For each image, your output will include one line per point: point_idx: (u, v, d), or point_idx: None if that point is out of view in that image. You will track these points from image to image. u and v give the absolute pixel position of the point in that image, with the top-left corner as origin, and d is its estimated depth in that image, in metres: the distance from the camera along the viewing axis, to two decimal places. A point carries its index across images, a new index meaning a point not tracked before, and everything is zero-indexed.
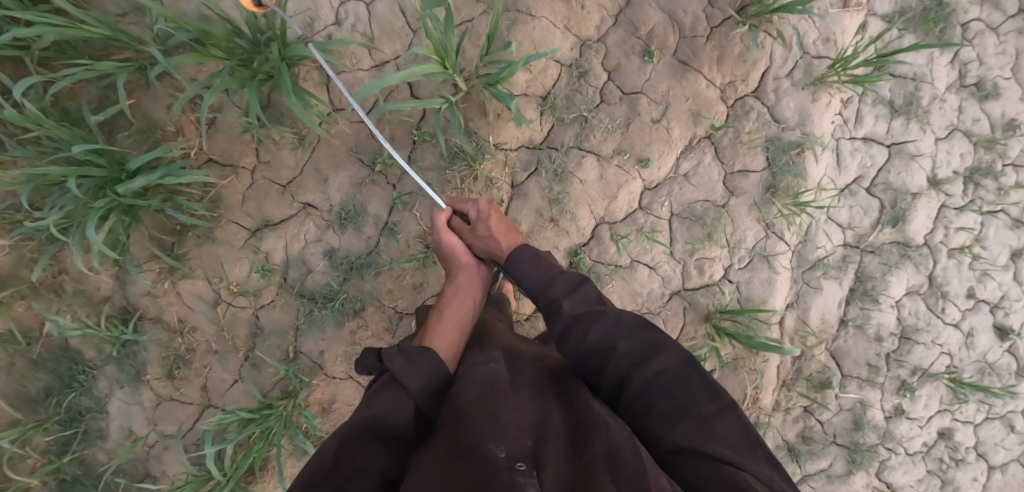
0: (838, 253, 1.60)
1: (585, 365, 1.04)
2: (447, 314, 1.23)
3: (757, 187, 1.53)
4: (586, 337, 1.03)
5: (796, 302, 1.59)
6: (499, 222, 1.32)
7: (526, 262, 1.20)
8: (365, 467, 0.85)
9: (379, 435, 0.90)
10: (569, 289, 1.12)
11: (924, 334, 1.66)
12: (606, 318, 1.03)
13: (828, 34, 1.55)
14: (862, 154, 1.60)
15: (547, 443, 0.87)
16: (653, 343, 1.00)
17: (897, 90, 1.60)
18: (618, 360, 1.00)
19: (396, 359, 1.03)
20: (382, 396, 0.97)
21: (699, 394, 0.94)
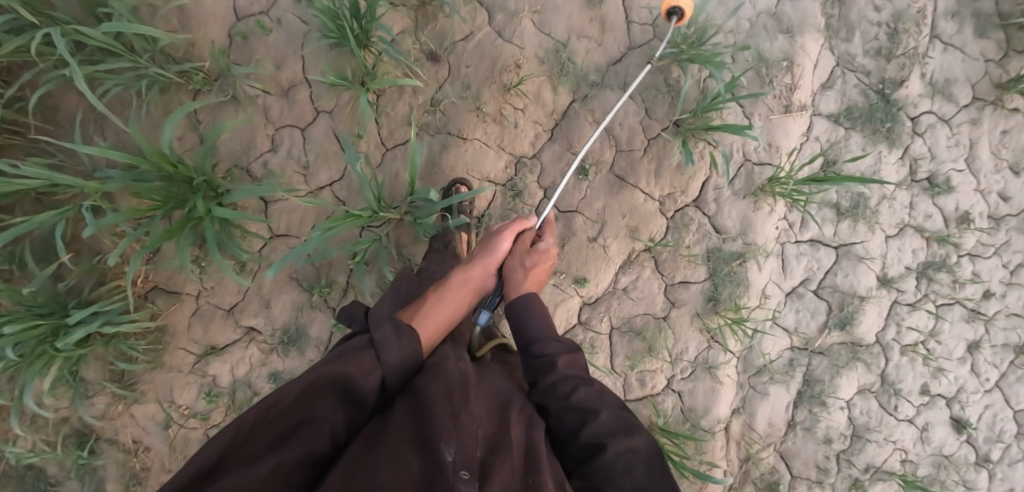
0: (784, 357, 1.59)
1: (561, 420, 1.04)
2: (442, 302, 1.16)
3: (698, 298, 1.53)
4: (571, 395, 1.04)
5: (742, 407, 1.59)
6: (541, 270, 1.25)
7: (537, 311, 1.17)
8: (319, 421, 0.86)
9: (341, 396, 0.91)
10: (565, 350, 1.12)
11: (877, 431, 1.64)
12: (595, 387, 1.06)
13: (771, 141, 1.53)
14: (808, 258, 1.58)
15: (499, 456, 0.87)
16: (628, 423, 1.03)
17: (843, 191, 1.58)
18: (592, 427, 1.01)
19: (384, 328, 1.03)
20: (357, 360, 0.96)
21: (665, 483, 0.95)
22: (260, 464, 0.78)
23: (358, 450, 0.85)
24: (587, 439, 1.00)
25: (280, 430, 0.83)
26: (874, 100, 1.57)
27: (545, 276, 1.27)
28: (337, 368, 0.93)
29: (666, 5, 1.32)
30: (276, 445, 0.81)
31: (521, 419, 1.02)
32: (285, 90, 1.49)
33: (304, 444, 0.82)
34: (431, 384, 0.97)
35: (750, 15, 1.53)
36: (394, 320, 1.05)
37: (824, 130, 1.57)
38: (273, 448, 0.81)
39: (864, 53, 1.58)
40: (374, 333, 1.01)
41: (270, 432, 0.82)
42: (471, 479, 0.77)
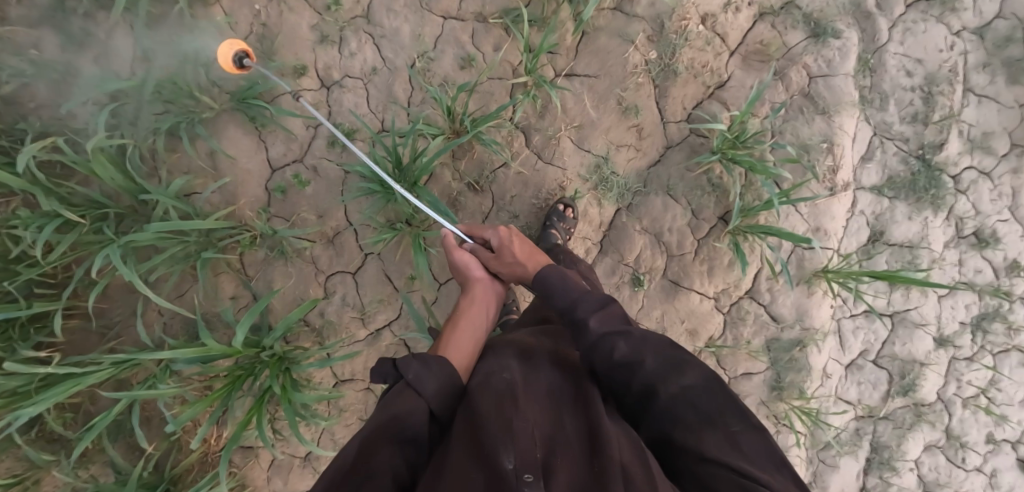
0: (850, 428, 1.61)
1: (613, 380, 0.99)
2: (462, 326, 1.18)
3: (762, 387, 1.55)
4: (612, 353, 0.98)
5: (814, 481, 1.62)
6: (522, 243, 1.29)
7: (547, 288, 1.18)
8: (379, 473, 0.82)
9: (395, 439, 0.87)
10: (596, 309, 1.07)
11: (947, 485, 1.66)
12: (634, 337, 0.99)
13: (818, 224, 1.54)
14: (865, 330, 1.59)
15: (559, 455, 0.83)
16: (678, 358, 0.96)
17: (894, 261, 1.58)
18: (644, 374, 0.95)
19: (411, 364, 0.96)
20: (398, 401, 0.91)
21: (727, 410, 0.90)
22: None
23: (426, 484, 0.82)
24: (641, 388, 0.96)
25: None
26: (913, 167, 1.58)
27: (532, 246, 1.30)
28: (382, 413, 0.88)
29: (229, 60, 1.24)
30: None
31: (574, 402, 0.97)
32: (330, 238, 1.49)
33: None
34: (478, 398, 0.92)
35: (783, 99, 1.55)
36: (419, 353, 0.99)
37: (868, 203, 1.58)
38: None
39: (900, 120, 1.58)
40: (403, 371, 0.95)
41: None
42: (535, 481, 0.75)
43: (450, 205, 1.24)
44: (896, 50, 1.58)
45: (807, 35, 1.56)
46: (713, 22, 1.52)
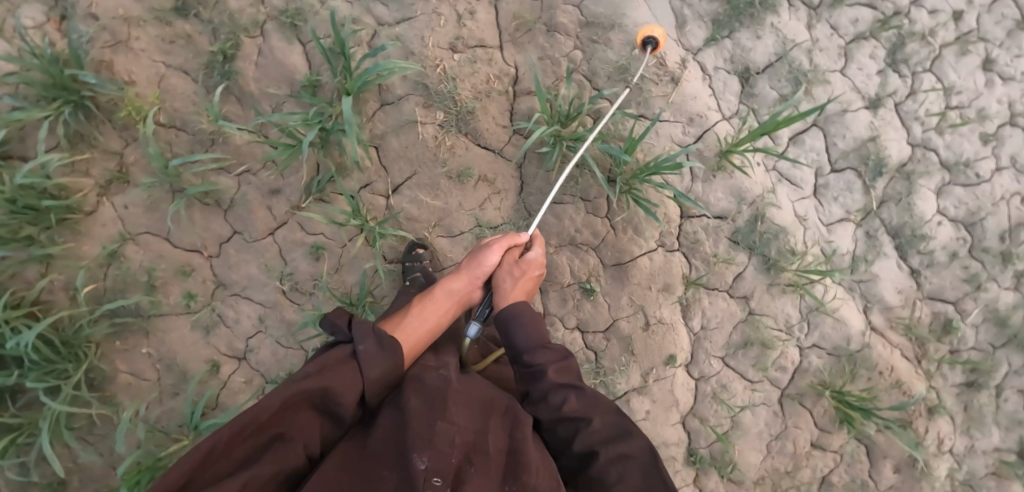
0: (861, 237, 1.56)
1: (553, 432, 1.02)
2: (425, 312, 1.19)
3: (759, 275, 1.52)
4: (561, 404, 1.01)
5: (868, 301, 1.58)
6: (528, 279, 1.26)
7: (531, 323, 1.16)
8: (295, 437, 0.87)
9: (321, 408, 0.91)
10: (555, 360, 1.09)
11: (985, 206, 1.58)
12: (588, 395, 1.03)
13: (689, 114, 1.48)
14: (803, 156, 1.54)
15: (473, 465, 0.90)
16: (623, 428, 0.98)
17: (778, 81, 1.50)
18: (589, 434, 0.97)
19: (368, 342, 0.99)
20: (338, 371, 0.93)
21: (659, 481, 0.90)
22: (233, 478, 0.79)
23: (337, 461, 0.88)
24: (580, 447, 0.97)
25: (258, 443, 0.83)
26: None
27: (533, 285, 1.26)
28: (320, 376, 0.90)
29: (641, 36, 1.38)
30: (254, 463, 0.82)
31: (508, 419, 1.02)
32: None
33: (279, 460, 0.83)
34: (411, 394, 0.99)
35: (573, 43, 1.48)
36: (378, 333, 1.02)
37: (716, 57, 1.50)
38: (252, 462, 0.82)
39: None
40: (356, 345, 0.99)
41: (249, 444, 0.82)
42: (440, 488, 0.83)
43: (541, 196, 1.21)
44: None
45: None
46: (465, 44, 1.47)
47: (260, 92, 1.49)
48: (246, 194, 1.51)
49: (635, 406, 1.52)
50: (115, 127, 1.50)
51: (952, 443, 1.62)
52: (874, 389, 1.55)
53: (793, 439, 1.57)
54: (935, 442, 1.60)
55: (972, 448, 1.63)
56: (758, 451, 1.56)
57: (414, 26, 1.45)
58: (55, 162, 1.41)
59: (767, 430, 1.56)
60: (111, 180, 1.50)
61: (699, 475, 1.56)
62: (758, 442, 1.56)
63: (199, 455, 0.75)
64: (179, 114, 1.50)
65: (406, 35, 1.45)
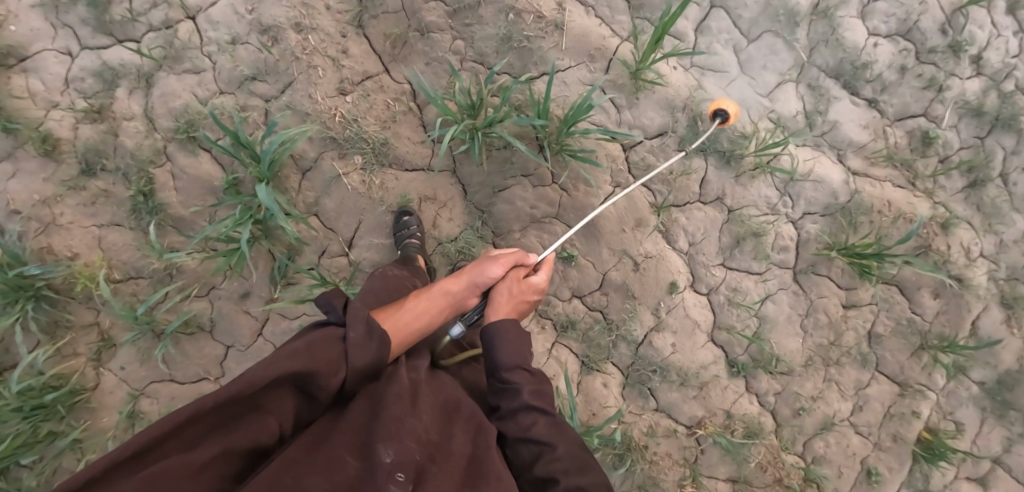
0: (806, 92, 1.51)
1: (513, 452, 1.06)
2: (418, 306, 1.18)
3: (723, 171, 1.48)
4: (530, 428, 1.05)
5: (840, 149, 1.53)
6: (523, 300, 1.25)
7: (518, 339, 1.17)
8: (269, 412, 0.90)
9: (298, 388, 0.94)
10: (529, 377, 1.13)
11: (913, 8, 1.52)
12: (554, 421, 1.07)
13: (589, 51, 1.44)
14: (717, 40, 1.49)
15: (438, 465, 0.93)
16: (584, 463, 1.03)
17: None
18: (550, 461, 1.02)
19: (359, 330, 1.02)
20: (325, 353, 0.97)
21: None
22: (205, 441, 0.83)
23: (301, 446, 0.91)
24: (539, 473, 1.01)
25: (234, 411, 0.86)
26: None
27: (527, 307, 1.26)
28: (307, 357, 0.94)
29: (712, 109, 1.38)
30: (224, 429, 0.85)
31: (472, 425, 1.05)
32: None
33: (250, 433, 0.87)
34: (381, 390, 1.02)
35: (451, 35, 1.45)
36: (370, 323, 1.05)
37: None
38: (223, 430, 0.86)
39: None
40: (347, 330, 1.03)
41: (224, 411, 0.84)
42: (403, 481, 0.84)
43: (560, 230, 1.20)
44: None
45: None
46: (351, 83, 1.45)
47: (190, 212, 1.50)
48: (222, 308, 1.53)
49: (659, 345, 1.50)
50: (80, 301, 1.53)
51: (979, 248, 1.58)
52: (880, 230, 1.52)
53: (824, 310, 1.54)
54: (961, 253, 1.57)
55: (1001, 243, 1.59)
56: (795, 335, 1.54)
57: (297, 88, 1.44)
58: (39, 357, 1.45)
59: (794, 312, 1.54)
60: (99, 349, 1.54)
61: (749, 381, 1.54)
62: (791, 327, 1.54)
63: (179, 417, 0.79)
64: (130, 264, 1.53)
65: (294, 100, 1.44)
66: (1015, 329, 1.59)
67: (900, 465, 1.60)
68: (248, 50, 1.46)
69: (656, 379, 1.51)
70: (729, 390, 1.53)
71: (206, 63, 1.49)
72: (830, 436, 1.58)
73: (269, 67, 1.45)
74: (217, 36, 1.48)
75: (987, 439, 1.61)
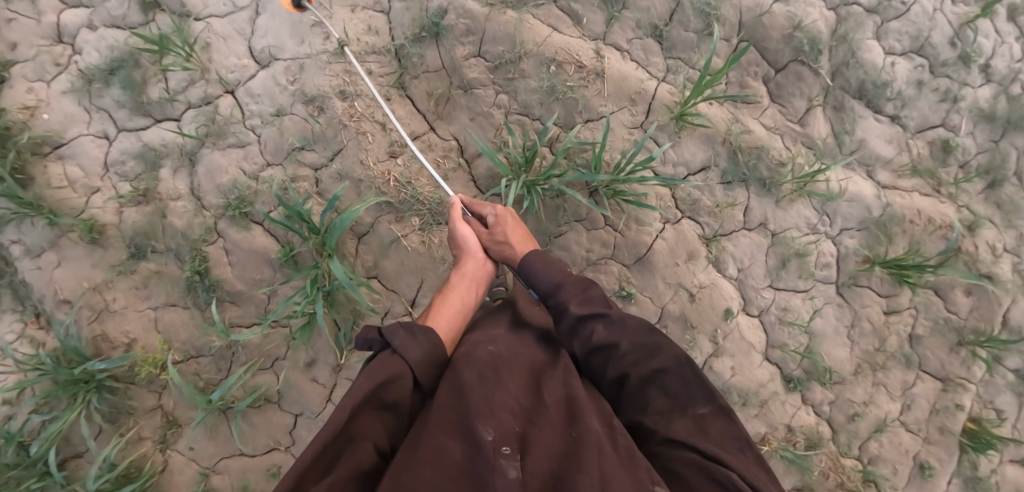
0: (832, 114, 1.59)
1: (588, 362, 1.16)
2: (450, 298, 1.29)
3: (764, 197, 1.54)
4: (592, 337, 1.14)
5: (868, 165, 1.61)
6: (517, 228, 1.38)
7: (537, 266, 1.29)
8: (363, 437, 0.94)
9: (381, 404, 0.98)
10: (573, 294, 1.22)
11: (924, 25, 1.61)
12: (614, 321, 1.13)
13: (629, 94, 1.49)
14: (746, 73, 1.56)
15: (537, 425, 0.97)
16: (654, 346, 1.11)
17: (689, 23, 1.51)
18: (619, 357, 1.11)
19: (397, 334, 1.09)
20: (385, 366, 1.02)
21: (699, 397, 1.06)
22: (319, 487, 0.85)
23: (405, 448, 0.95)
24: (617, 371, 1.11)
25: (332, 454, 0.89)
26: None
27: (525, 229, 1.39)
28: (370, 379, 0.97)
29: None
30: (331, 468, 0.88)
31: (556, 375, 1.10)
32: None
33: (352, 462, 0.91)
34: (456, 373, 1.04)
35: (494, 89, 1.48)
36: (407, 326, 1.11)
37: (625, 32, 1.51)
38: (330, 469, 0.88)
39: None
40: (390, 340, 1.06)
41: (323, 456, 0.87)
42: (512, 452, 0.88)
43: (469, 161, 1.31)
44: None
45: (437, 45, 1.49)
46: (400, 145, 1.47)
47: (248, 286, 1.51)
48: (287, 376, 1.53)
49: (719, 369, 1.54)
50: (141, 385, 1.52)
51: (1003, 243, 1.67)
52: (914, 241, 1.60)
53: (868, 318, 1.61)
54: (988, 251, 1.65)
55: None
56: (843, 346, 1.61)
57: (347, 155, 1.45)
58: (108, 449, 1.43)
59: (841, 324, 1.61)
60: (165, 431, 1.52)
61: (804, 394, 1.61)
62: (839, 339, 1.61)
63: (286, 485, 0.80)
64: (189, 343, 1.52)
65: (346, 167, 1.46)
66: None
67: (948, 456, 1.69)
68: (294, 121, 1.47)
69: None
70: (788, 406, 1.59)
71: (251, 136, 1.49)
72: (883, 437, 1.66)
73: (316, 135, 1.46)
74: (260, 109, 1.48)
75: None
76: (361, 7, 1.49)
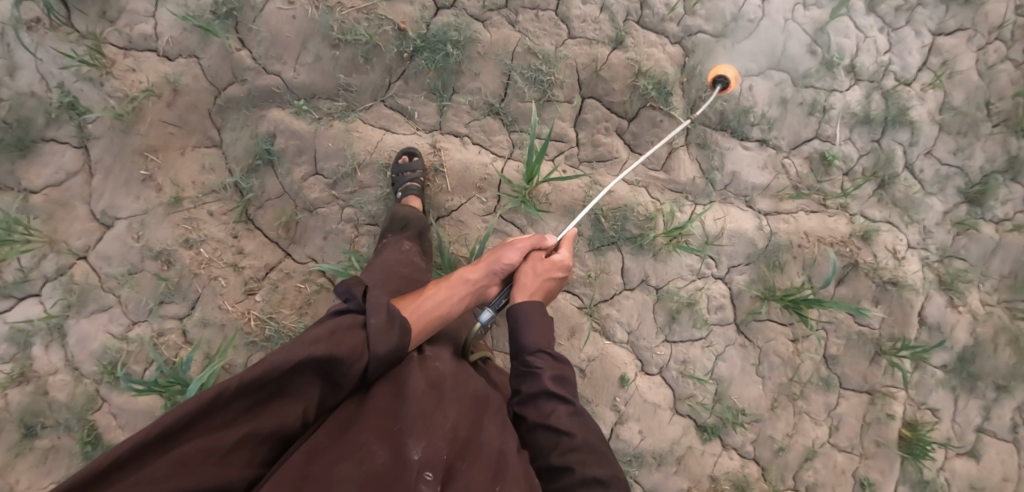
0: (698, 152, 1.53)
1: (531, 435, 1.04)
2: (439, 294, 1.16)
3: (638, 256, 1.49)
4: (548, 415, 1.03)
5: (746, 195, 1.55)
6: (548, 288, 1.23)
7: (540, 323, 1.16)
8: (296, 399, 0.92)
9: (324, 373, 0.95)
10: (550, 358, 1.11)
11: (777, 39, 1.54)
12: (575, 410, 1.04)
13: (476, 182, 1.44)
14: (598, 130, 1.49)
15: (465, 462, 0.92)
16: (603, 454, 1.00)
17: (526, 94, 1.45)
18: (565, 448, 0.99)
19: (378, 314, 1.02)
20: (349, 340, 0.97)
21: None
22: (235, 425, 0.85)
23: (328, 432, 0.93)
24: (555, 462, 0.98)
25: (263, 398, 0.88)
26: (425, 61, 1.42)
27: (549, 296, 1.24)
28: (331, 347, 0.94)
29: None
30: (253, 412, 0.88)
31: (499, 419, 1.04)
32: None
33: (275, 419, 0.90)
34: (411, 378, 1.02)
35: (337, 205, 1.44)
36: (392, 310, 1.05)
37: (462, 117, 1.46)
38: (251, 413, 0.88)
39: (372, 74, 1.44)
40: (369, 317, 1.02)
41: (254, 396, 0.87)
42: (432, 481, 0.86)
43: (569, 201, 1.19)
44: (292, 69, 1.44)
45: (271, 171, 1.46)
46: (255, 281, 1.45)
47: None
48: None
49: (627, 436, 1.50)
50: None
51: (904, 244, 1.61)
52: (807, 266, 1.54)
53: (775, 352, 1.56)
54: (889, 256, 1.58)
55: (924, 229, 1.64)
56: (753, 383, 1.56)
57: (205, 301, 1.43)
58: None
59: (747, 361, 1.56)
60: None
61: (723, 439, 1.56)
62: (747, 377, 1.56)
63: (205, 400, 0.81)
64: None
65: (207, 313, 1.43)
66: (961, 307, 1.63)
67: (890, 467, 1.60)
68: (148, 277, 1.45)
69: (634, 466, 1.52)
70: (708, 454, 1.55)
71: (111, 298, 1.47)
72: (817, 463, 1.59)
73: (171, 288, 1.44)
74: (113, 270, 1.47)
75: (964, 414, 1.64)
76: (191, 147, 1.47)
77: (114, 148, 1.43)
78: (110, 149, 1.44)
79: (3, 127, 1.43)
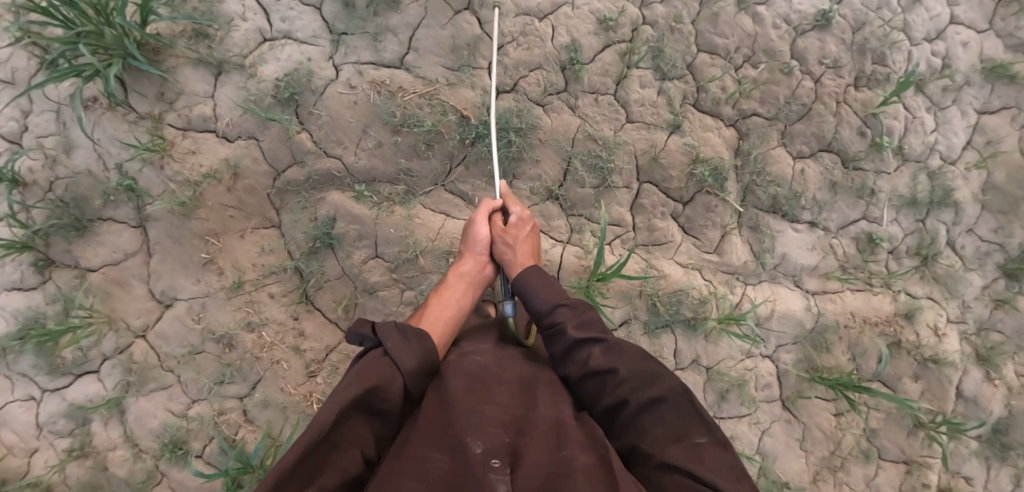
0: (749, 234, 1.56)
1: (582, 388, 1.03)
2: (443, 296, 1.24)
3: (690, 338, 1.52)
4: (588, 361, 1.01)
5: (794, 276, 1.59)
6: (529, 240, 1.30)
7: (538, 279, 1.18)
8: (350, 443, 0.87)
9: (367, 409, 0.90)
10: (570, 310, 1.10)
11: (828, 121, 1.56)
12: (611, 345, 1.02)
13: None
14: (654, 214, 1.52)
15: (526, 437, 0.90)
16: (652, 372, 0.98)
17: (585, 181, 1.48)
18: (616, 386, 0.98)
19: (391, 334, 1.02)
20: (375, 371, 0.94)
21: (693, 426, 0.94)
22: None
23: (389, 458, 0.88)
24: (612, 399, 0.98)
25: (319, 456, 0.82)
26: (486, 149, 1.44)
27: (536, 246, 1.31)
28: (362, 383, 0.90)
29: None
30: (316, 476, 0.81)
31: (548, 392, 1.02)
32: None
33: (338, 471, 0.84)
34: (449, 384, 0.99)
35: (398, 289, 1.46)
36: (402, 327, 1.04)
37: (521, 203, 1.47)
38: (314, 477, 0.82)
39: (433, 160, 1.45)
40: (385, 344, 1.00)
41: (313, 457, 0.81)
42: (501, 467, 0.82)
43: (494, 157, 1.31)
44: (352, 154, 1.44)
45: (332, 253, 1.48)
46: (316, 363, 1.48)
47: None
48: None
49: None
50: None
51: (946, 321, 1.64)
52: (853, 346, 1.58)
53: (818, 427, 1.60)
54: (931, 333, 1.61)
55: (963, 303, 1.66)
56: (798, 458, 1.60)
57: (267, 383, 1.45)
58: None
59: (792, 436, 1.60)
60: None
61: None
62: (792, 451, 1.60)
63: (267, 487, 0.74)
64: None
65: (269, 394, 1.46)
66: (997, 381, 1.65)
67: None
68: (208, 358, 1.47)
69: None
70: None
71: (171, 377, 1.48)
72: None
73: (233, 370, 1.46)
74: (173, 350, 1.47)
75: (997, 482, 1.65)
76: (250, 230, 1.48)
77: (175, 232, 1.44)
78: (169, 231, 1.44)
79: (61, 208, 1.42)
